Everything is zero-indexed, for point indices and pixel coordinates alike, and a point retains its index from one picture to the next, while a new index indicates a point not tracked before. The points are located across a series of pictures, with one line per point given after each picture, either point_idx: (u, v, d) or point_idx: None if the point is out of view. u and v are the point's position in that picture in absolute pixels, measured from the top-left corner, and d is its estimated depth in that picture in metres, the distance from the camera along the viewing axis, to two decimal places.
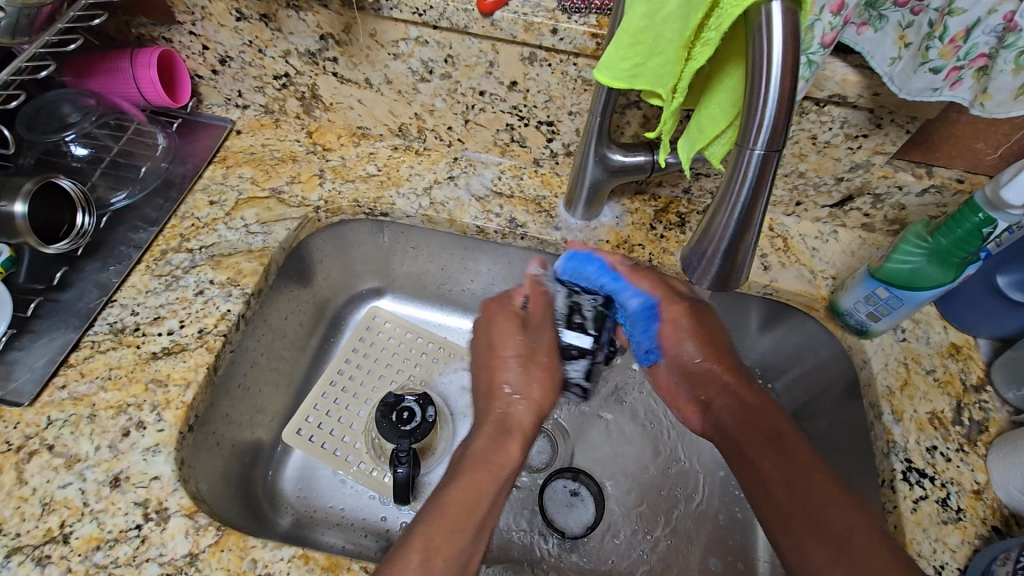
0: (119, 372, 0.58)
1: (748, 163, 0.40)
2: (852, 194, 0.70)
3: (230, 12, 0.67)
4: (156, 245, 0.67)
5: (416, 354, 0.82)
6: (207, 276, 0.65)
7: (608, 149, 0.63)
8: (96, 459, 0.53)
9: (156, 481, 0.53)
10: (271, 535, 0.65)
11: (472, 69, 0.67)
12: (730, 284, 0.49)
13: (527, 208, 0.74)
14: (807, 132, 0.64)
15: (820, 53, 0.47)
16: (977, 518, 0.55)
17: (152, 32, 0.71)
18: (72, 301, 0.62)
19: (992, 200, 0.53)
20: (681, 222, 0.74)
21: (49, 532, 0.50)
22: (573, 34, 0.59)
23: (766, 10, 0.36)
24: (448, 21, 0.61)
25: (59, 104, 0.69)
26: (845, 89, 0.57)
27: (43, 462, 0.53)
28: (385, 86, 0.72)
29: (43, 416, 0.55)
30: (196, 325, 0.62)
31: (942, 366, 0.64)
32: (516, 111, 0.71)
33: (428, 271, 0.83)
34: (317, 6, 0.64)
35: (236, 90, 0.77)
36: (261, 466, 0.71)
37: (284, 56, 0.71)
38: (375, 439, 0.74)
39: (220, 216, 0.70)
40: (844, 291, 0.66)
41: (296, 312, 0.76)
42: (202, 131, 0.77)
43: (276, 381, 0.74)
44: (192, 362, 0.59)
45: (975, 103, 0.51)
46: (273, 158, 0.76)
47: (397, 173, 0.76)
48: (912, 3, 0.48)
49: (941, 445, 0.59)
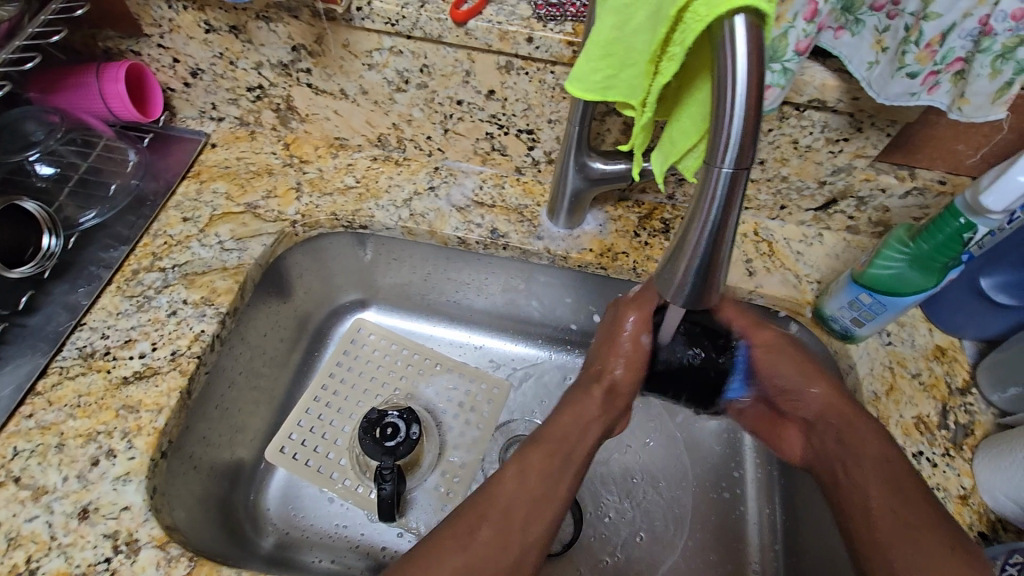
0: (89, 399, 0.56)
1: (717, 180, 0.39)
2: (835, 198, 0.69)
3: (199, 24, 0.66)
4: (128, 264, 0.65)
5: (402, 366, 0.81)
6: (181, 295, 0.64)
7: (589, 158, 0.62)
8: (64, 490, 0.52)
9: (127, 511, 0.51)
10: (253, 558, 0.64)
11: (448, 78, 0.66)
12: (703, 304, 0.47)
13: (508, 218, 0.73)
14: (788, 137, 0.63)
15: (795, 61, 0.47)
16: (964, 525, 0.54)
17: (120, 45, 0.70)
18: (39, 325, 0.60)
19: (972, 205, 0.53)
20: (664, 229, 0.73)
21: (15, 568, 0.48)
22: (549, 43, 0.58)
23: (730, 25, 0.34)
24: (421, 31, 0.60)
25: (23, 121, 0.67)
26: (825, 94, 0.56)
27: (9, 496, 0.51)
28: (361, 96, 0.70)
29: (9, 446, 0.53)
30: (169, 347, 0.60)
31: (928, 369, 0.64)
32: (495, 120, 0.70)
33: (413, 282, 0.82)
34: (288, 17, 0.63)
35: (209, 103, 0.75)
36: (243, 487, 0.70)
37: (257, 67, 0.69)
38: (359, 456, 0.72)
39: (193, 233, 0.68)
40: (829, 296, 0.65)
41: (275, 327, 0.74)
42: (175, 145, 0.76)
43: (257, 399, 0.72)
44: (165, 386, 0.58)
45: (953, 107, 0.50)
46: (248, 172, 0.74)
47: (376, 184, 0.75)
48: (888, 7, 0.47)
49: (927, 450, 0.59)
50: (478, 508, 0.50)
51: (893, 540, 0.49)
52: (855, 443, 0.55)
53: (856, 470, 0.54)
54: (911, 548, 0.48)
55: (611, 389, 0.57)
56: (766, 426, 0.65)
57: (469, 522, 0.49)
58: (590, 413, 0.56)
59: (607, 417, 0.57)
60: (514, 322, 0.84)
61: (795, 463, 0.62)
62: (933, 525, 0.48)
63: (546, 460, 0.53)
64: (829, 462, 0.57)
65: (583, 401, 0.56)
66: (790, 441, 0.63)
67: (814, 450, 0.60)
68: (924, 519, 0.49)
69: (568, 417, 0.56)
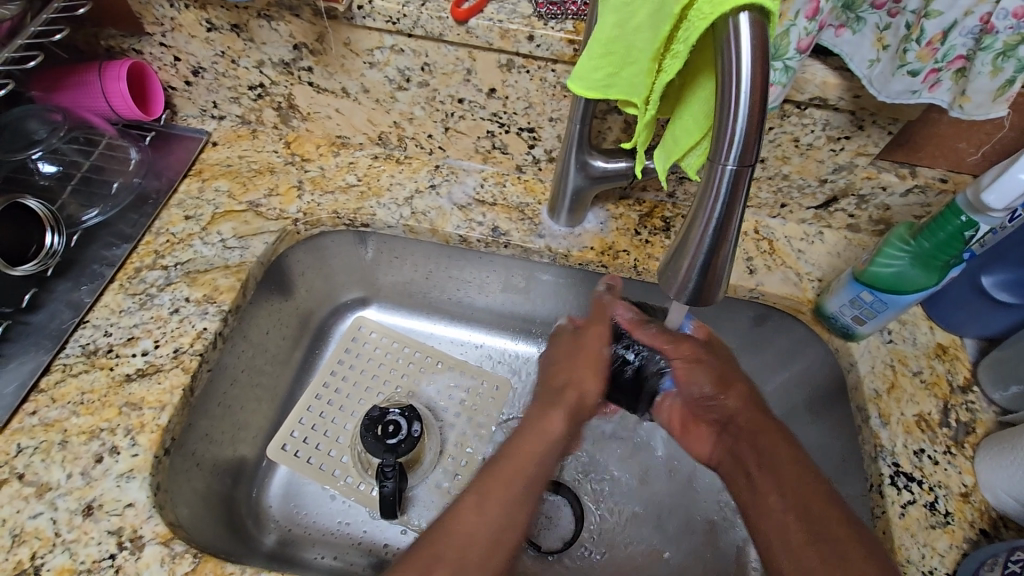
0: (92, 397, 0.57)
1: (721, 178, 0.39)
2: (837, 196, 0.69)
3: (200, 23, 0.66)
4: (131, 262, 0.66)
5: (403, 364, 0.81)
6: (183, 293, 0.64)
7: (590, 156, 0.62)
8: (67, 486, 0.52)
9: (130, 508, 0.51)
10: (256, 556, 0.64)
11: (449, 76, 0.66)
12: (707, 301, 0.47)
13: (509, 216, 0.73)
14: (789, 135, 0.63)
15: (797, 59, 0.47)
16: (966, 522, 0.54)
17: (122, 44, 0.70)
18: (43, 323, 0.60)
19: (973, 203, 0.53)
20: (666, 227, 0.73)
21: (20, 564, 0.48)
22: (550, 41, 0.58)
23: (734, 22, 0.34)
24: (422, 29, 0.60)
25: (25, 120, 0.67)
26: (826, 92, 0.56)
27: (13, 492, 0.51)
28: (362, 95, 0.71)
29: (12, 444, 0.54)
30: (171, 344, 0.60)
31: (929, 367, 0.64)
32: (496, 118, 0.70)
33: (414, 280, 0.82)
34: (289, 15, 0.63)
35: (211, 101, 0.75)
36: (245, 484, 0.70)
37: (258, 66, 0.69)
38: (362, 453, 0.73)
39: (196, 231, 0.69)
40: (829, 295, 0.65)
41: (277, 326, 0.74)
42: (177, 143, 0.76)
43: (259, 396, 0.73)
44: (168, 384, 0.58)
45: (954, 105, 0.50)
46: (250, 170, 0.75)
47: (377, 183, 0.75)
48: (889, 6, 0.47)
49: (928, 448, 0.59)
50: (442, 531, 0.48)
51: (796, 533, 0.49)
52: (768, 449, 0.55)
53: (759, 471, 0.55)
54: (816, 545, 0.48)
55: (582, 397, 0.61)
56: (677, 426, 0.65)
57: (444, 529, 0.49)
58: (563, 432, 0.57)
59: (572, 430, 0.59)
60: (516, 320, 0.84)
61: (704, 460, 0.63)
62: (834, 522, 0.49)
63: (502, 481, 0.52)
64: (738, 460, 0.58)
65: (552, 415, 0.58)
66: (699, 439, 0.63)
67: (723, 450, 0.60)
68: (824, 518, 0.49)
69: (541, 433, 0.56)
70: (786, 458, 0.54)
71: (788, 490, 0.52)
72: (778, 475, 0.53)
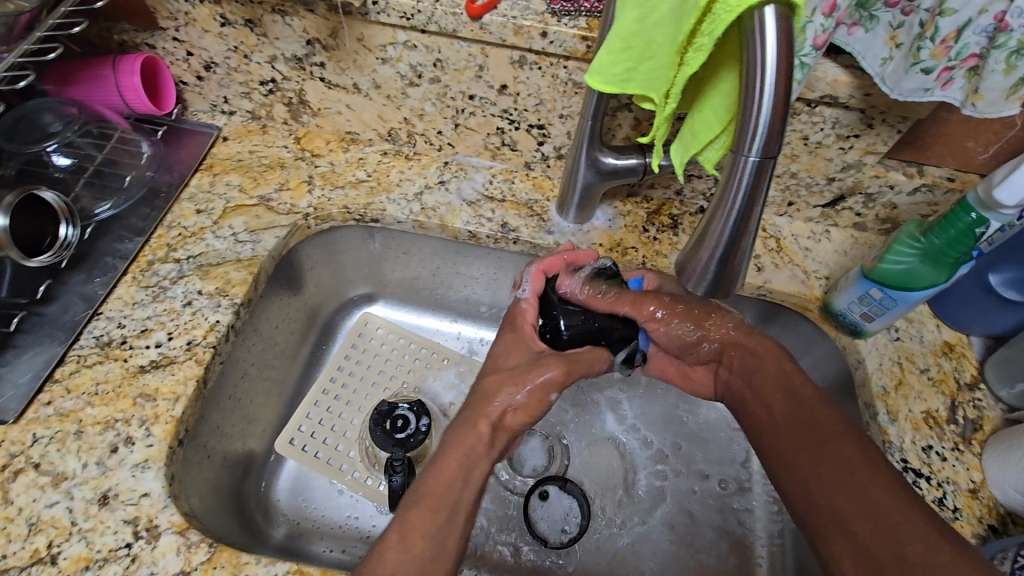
0: (106, 388, 0.57)
1: (743, 170, 0.39)
2: (844, 194, 0.70)
3: (215, 18, 0.66)
4: (143, 255, 0.66)
5: (410, 360, 0.81)
6: (195, 286, 0.64)
7: (600, 153, 0.62)
8: (83, 476, 0.52)
9: (146, 498, 0.52)
10: (265, 548, 0.64)
11: (461, 73, 0.66)
12: (725, 291, 0.48)
13: (519, 212, 0.74)
14: (798, 133, 0.63)
15: (811, 56, 0.47)
16: (974, 517, 0.55)
17: (135, 38, 0.70)
18: (56, 314, 0.61)
19: (985, 201, 0.53)
20: (673, 224, 0.74)
21: (37, 553, 0.49)
22: (563, 37, 0.58)
23: (759, 16, 0.35)
24: (436, 25, 0.60)
25: (40, 113, 0.68)
26: (837, 90, 0.57)
27: (29, 481, 0.52)
28: (373, 91, 0.71)
29: (28, 433, 0.54)
30: (184, 337, 0.61)
31: (936, 365, 0.64)
32: (507, 115, 0.70)
33: (421, 276, 0.82)
34: (303, 11, 0.63)
35: (222, 96, 0.76)
36: (254, 477, 0.70)
37: (271, 61, 0.70)
38: (370, 448, 0.73)
39: (207, 225, 0.69)
40: (837, 292, 0.66)
41: (286, 320, 0.75)
42: (188, 138, 0.76)
43: (268, 390, 0.73)
44: (181, 375, 0.58)
45: (967, 103, 0.50)
46: (261, 165, 0.75)
47: (387, 179, 0.76)
48: (903, 4, 0.48)
49: (936, 444, 0.59)
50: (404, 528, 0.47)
51: (793, 441, 0.51)
52: (759, 369, 0.58)
53: (761, 391, 0.57)
54: (813, 451, 0.50)
55: (497, 424, 0.54)
56: (676, 376, 0.65)
57: (397, 546, 0.46)
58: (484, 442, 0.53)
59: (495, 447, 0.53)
60: None
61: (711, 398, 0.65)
62: (829, 426, 0.50)
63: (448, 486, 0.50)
64: (738, 389, 0.60)
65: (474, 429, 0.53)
66: (700, 381, 0.64)
67: (725, 384, 0.62)
68: (831, 439, 0.49)
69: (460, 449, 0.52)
70: (777, 377, 0.56)
71: (784, 401, 0.54)
72: (777, 392, 0.55)
